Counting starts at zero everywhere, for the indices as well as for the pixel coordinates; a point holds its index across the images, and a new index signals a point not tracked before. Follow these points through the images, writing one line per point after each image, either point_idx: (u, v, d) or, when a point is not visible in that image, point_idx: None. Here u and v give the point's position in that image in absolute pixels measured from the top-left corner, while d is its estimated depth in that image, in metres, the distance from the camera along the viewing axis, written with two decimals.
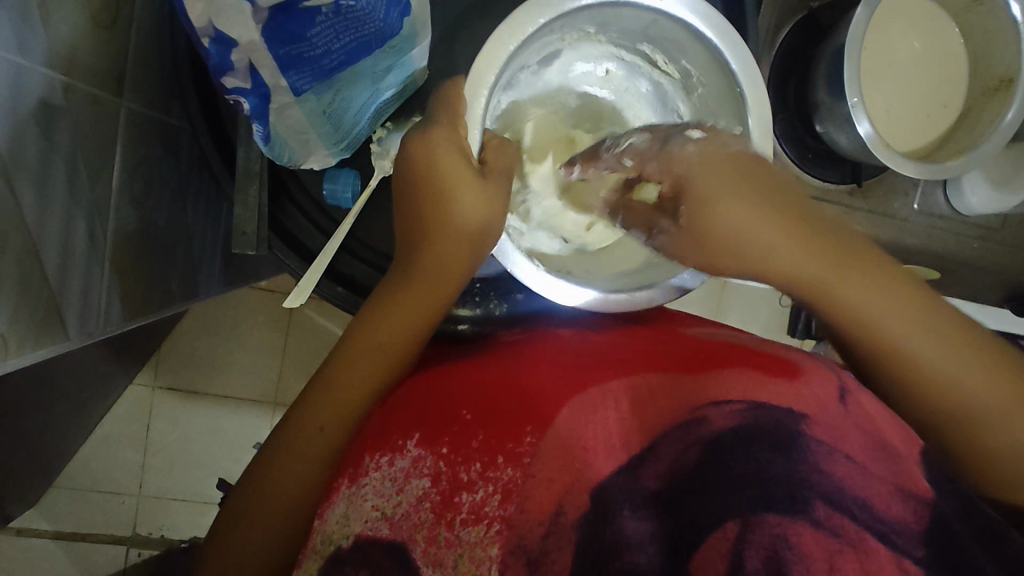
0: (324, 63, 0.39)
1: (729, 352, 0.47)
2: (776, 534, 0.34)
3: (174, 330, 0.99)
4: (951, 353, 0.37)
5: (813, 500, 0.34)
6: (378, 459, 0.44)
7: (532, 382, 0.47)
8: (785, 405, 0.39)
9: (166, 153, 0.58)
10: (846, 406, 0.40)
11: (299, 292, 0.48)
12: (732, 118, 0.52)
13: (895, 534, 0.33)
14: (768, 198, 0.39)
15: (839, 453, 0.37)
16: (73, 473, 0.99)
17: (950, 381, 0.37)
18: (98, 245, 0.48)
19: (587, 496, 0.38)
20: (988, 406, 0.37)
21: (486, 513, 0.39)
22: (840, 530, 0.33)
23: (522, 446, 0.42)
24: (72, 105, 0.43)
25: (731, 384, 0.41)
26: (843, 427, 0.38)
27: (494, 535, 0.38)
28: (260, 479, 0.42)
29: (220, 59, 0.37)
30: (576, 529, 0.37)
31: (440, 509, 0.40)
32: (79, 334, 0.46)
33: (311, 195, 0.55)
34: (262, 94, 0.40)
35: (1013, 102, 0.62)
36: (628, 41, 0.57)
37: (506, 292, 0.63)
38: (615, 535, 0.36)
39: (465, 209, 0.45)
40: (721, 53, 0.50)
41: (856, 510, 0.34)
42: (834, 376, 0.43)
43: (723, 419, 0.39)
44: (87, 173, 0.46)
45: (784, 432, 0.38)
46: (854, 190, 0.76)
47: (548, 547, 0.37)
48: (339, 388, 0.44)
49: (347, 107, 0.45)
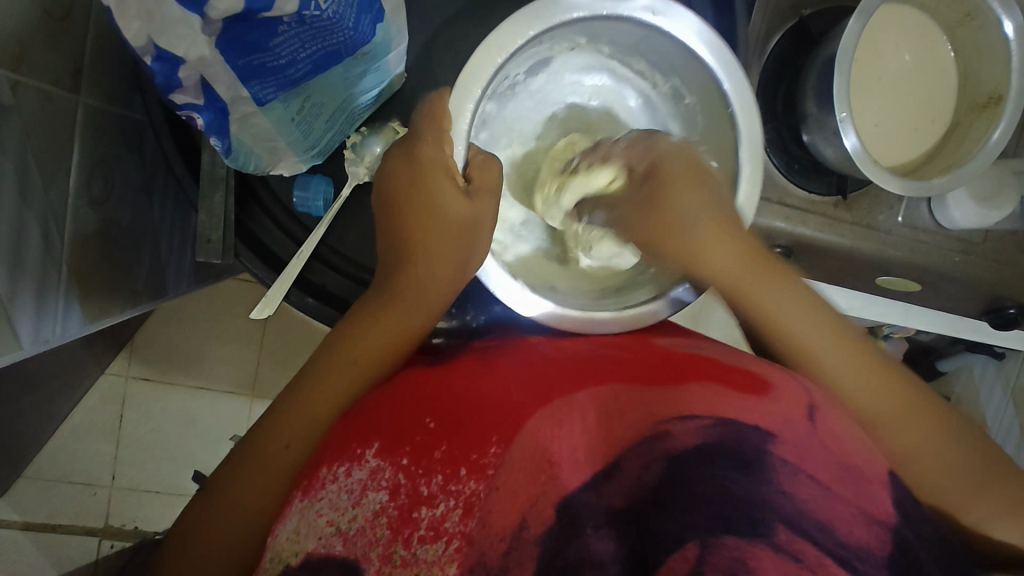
0: (290, 73, 0.37)
1: (707, 368, 0.45)
2: (734, 558, 0.30)
3: (147, 321, 0.96)
4: (860, 372, 0.45)
5: (773, 523, 0.32)
6: (336, 469, 0.40)
7: (500, 390, 0.45)
8: (748, 422, 0.37)
9: (129, 151, 0.55)
10: (813, 424, 0.38)
11: (267, 303, 0.48)
12: (724, 144, 0.52)
13: (856, 560, 0.31)
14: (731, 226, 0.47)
15: (803, 473, 0.34)
16: (42, 464, 0.96)
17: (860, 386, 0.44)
18: (54, 249, 0.45)
19: (551, 511, 0.35)
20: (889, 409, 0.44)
21: (446, 529, 0.36)
22: (802, 554, 0.31)
23: (487, 457, 0.38)
24: (22, 105, 0.40)
25: (697, 401, 0.39)
26: (809, 447, 0.36)
27: (453, 553, 0.35)
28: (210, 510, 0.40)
29: (167, 77, 0.35)
30: (539, 545, 0.34)
31: (397, 526, 0.36)
32: (33, 343, 0.44)
33: (279, 201, 0.53)
34: (217, 110, 0.38)
35: (1000, 121, 0.62)
36: (623, 55, 0.57)
37: (482, 304, 0.61)
38: (577, 552, 0.33)
39: (450, 206, 0.47)
40: (711, 72, 0.50)
41: (818, 534, 0.32)
42: (801, 392, 0.41)
43: (690, 436, 0.36)
44: (40, 173, 0.43)
45: (750, 452, 0.35)
46: (839, 202, 0.74)
47: (509, 564, 0.33)
48: (311, 403, 0.43)
49: (316, 114, 0.43)
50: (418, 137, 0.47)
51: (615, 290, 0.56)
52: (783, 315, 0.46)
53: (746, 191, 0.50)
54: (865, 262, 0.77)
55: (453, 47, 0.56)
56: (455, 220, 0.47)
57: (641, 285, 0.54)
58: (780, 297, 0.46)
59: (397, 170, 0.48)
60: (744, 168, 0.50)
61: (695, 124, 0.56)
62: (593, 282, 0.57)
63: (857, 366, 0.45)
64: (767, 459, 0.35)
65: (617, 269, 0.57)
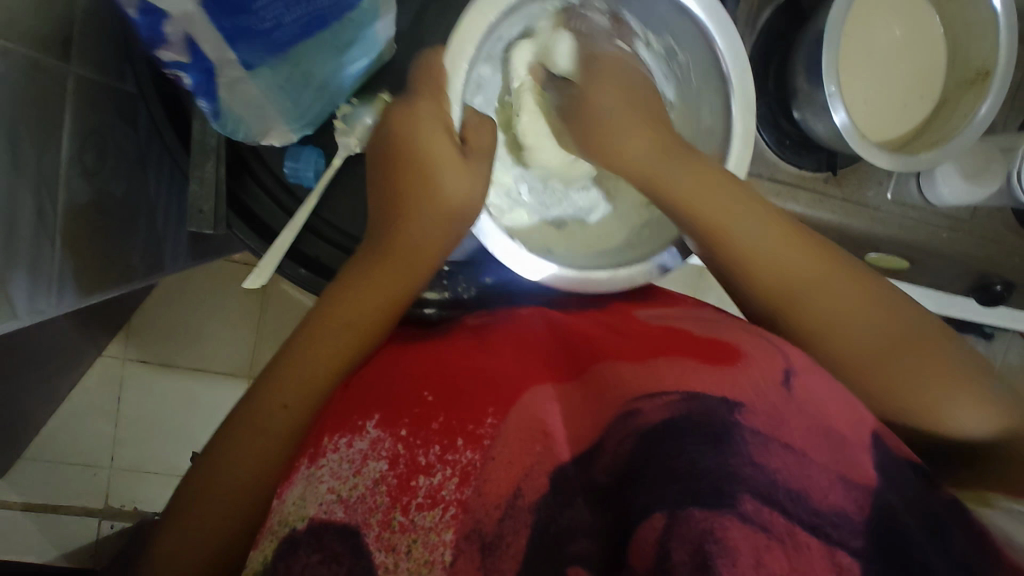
0: (275, 37, 0.38)
1: (683, 341, 0.45)
2: (703, 530, 0.31)
3: (144, 301, 0.97)
4: (792, 259, 0.46)
5: (742, 494, 0.32)
6: (337, 439, 0.41)
7: (493, 363, 0.46)
8: (718, 396, 0.36)
9: (122, 124, 0.55)
10: (788, 391, 0.38)
11: (260, 272, 0.48)
12: (715, 96, 0.53)
13: (831, 527, 0.32)
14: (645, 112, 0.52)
15: (775, 442, 0.34)
16: (41, 444, 0.97)
17: (781, 270, 0.46)
18: (47, 221, 0.46)
19: (546, 479, 0.36)
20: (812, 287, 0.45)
21: (443, 497, 0.37)
22: (770, 524, 0.31)
23: (483, 427, 0.39)
24: (12, 74, 0.40)
25: (670, 376, 0.39)
26: (786, 414, 0.36)
27: (449, 520, 0.36)
28: (207, 476, 0.40)
29: (152, 31, 0.36)
30: (533, 514, 0.35)
31: (396, 493, 0.37)
32: (28, 313, 0.44)
33: (273, 173, 0.53)
34: (204, 70, 0.39)
35: (988, 96, 0.62)
36: (614, 8, 0.57)
37: (473, 273, 0.61)
38: (568, 520, 0.35)
39: (450, 186, 0.48)
40: (705, 30, 0.50)
41: (789, 504, 0.32)
42: (779, 357, 0.40)
43: (657, 413, 0.37)
44: (31, 143, 0.43)
45: (716, 422, 0.35)
46: (829, 178, 0.75)
47: (504, 530, 0.35)
48: (293, 372, 0.43)
49: (306, 81, 0.44)
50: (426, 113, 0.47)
51: (613, 251, 0.55)
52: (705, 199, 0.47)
53: (738, 147, 0.51)
54: (856, 238, 0.78)
55: (444, 21, 0.56)
56: (447, 207, 0.49)
57: (634, 247, 0.55)
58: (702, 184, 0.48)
59: (395, 133, 0.48)
60: (733, 104, 0.51)
61: (687, 83, 0.57)
62: (592, 247, 0.56)
63: (783, 250, 0.46)
64: (735, 430, 0.34)
65: (609, 236, 0.58)
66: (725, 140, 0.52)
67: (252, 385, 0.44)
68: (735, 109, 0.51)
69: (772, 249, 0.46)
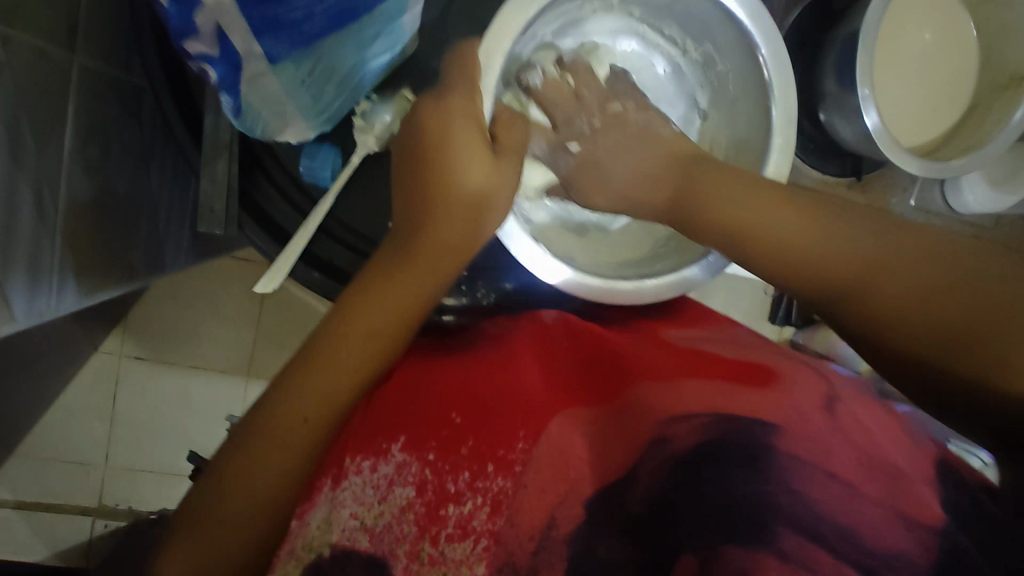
0: (305, 29, 0.35)
1: (726, 362, 0.44)
2: (738, 568, 0.30)
3: (143, 297, 0.94)
4: (802, 224, 0.40)
5: (779, 529, 0.31)
6: (360, 462, 0.39)
7: (522, 380, 0.43)
8: (755, 418, 0.36)
9: (127, 116, 0.53)
10: (833, 416, 0.38)
11: (271, 277, 0.44)
12: (755, 107, 0.51)
13: (884, 568, 0.30)
14: (650, 150, 0.49)
15: (820, 471, 0.34)
16: (34, 442, 0.94)
17: (802, 243, 0.39)
18: (49, 217, 0.43)
19: (581, 510, 0.35)
20: (843, 249, 0.37)
21: (474, 527, 0.35)
22: (811, 562, 0.30)
23: (514, 452, 0.37)
24: (15, 62, 0.38)
25: (704, 396, 0.38)
26: (828, 441, 0.35)
27: (481, 552, 0.34)
28: (211, 501, 0.37)
29: (183, 21, 0.34)
30: (569, 545, 0.34)
31: (425, 523, 0.35)
32: (27, 315, 0.42)
33: (286, 172, 0.51)
34: (230, 64, 0.37)
35: (1022, 101, 0.60)
36: (654, 18, 0.55)
37: (494, 278, 0.59)
38: (609, 551, 0.33)
39: (473, 173, 0.44)
40: (752, 39, 0.48)
41: (834, 541, 0.31)
42: (822, 385, 0.42)
43: (690, 437, 0.36)
44: (33, 135, 0.41)
45: (761, 452, 0.34)
46: (853, 183, 0.73)
47: (538, 564, 0.33)
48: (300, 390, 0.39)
49: (329, 76, 0.42)
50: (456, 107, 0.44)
51: (638, 262, 0.54)
52: (713, 195, 0.43)
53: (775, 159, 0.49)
54: None
55: (468, 14, 0.54)
56: (467, 200, 0.44)
57: (664, 255, 0.53)
58: (716, 180, 0.44)
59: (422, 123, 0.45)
60: (774, 113, 0.49)
61: (724, 93, 0.55)
62: (617, 256, 0.55)
63: (793, 216, 0.40)
64: (771, 452, 0.34)
65: (636, 245, 0.56)
66: (763, 153, 0.50)
67: (262, 395, 0.40)
68: (776, 118, 0.49)
69: (786, 221, 0.40)
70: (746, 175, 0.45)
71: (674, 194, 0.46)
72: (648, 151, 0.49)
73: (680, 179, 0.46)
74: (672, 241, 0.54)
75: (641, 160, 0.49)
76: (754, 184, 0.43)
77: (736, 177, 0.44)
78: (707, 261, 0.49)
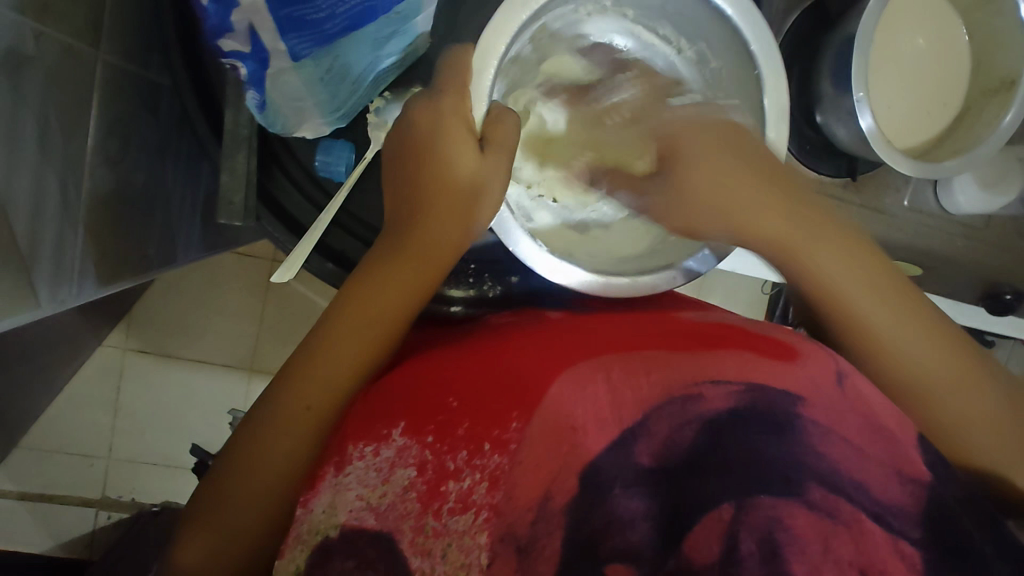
0: (327, 27, 0.38)
1: (738, 335, 0.45)
2: (769, 516, 0.33)
3: (151, 290, 0.96)
4: (887, 307, 0.43)
5: (808, 482, 0.34)
6: (362, 448, 0.40)
7: (514, 362, 0.44)
8: (780, 388, 0.38)
9: (145, 111, 0.54)
10: (843, 389, 0.39)
11: (289, 266, 0.45)
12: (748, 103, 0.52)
13: (891, 515, 0.34)
14: (737, 170, 0.46)
15: (835, 435, 0.36)
16: (40, 432, 0.96)
17: (882, 329, 0.43)
18: (72, 209, 0.45)
19: (576, 479, 0.35)
20: (913, 348, 0.42)
21: (474, 501, 0.36)
22: (836, 509, 0.33)
23: (508, 432, 0.38)
24: (44, 55, 0.39)
25: (729, 366, 0.40)
26: (839, 408, 0.37)
27: (482, 523, 0.35)
28: (226, 487, 0.40)
29: (219, 19, 0.36)
30: (565, 514, 0.35)
31: (426, 499, 0.37)
32: (51, 301, 0.43)
33: (302, 165, 0.53)
34: (259, 60, 0.39)
35: (1013, 105, 0.62)
36: (648, 19, 0.58)
37: (500, 273, 0.61)
38: (603, 515, 0.35)
39: (461, 162, 0.45)
40: (740, 33, 0.50)
41: (852, 491, 0.34)
42: (830, 357, 0.41)
43: (722, 399, 0.38)
44: (60, 129, 0.42)
45: (780, 415, 0.37)
46: (848, 184, 0.75)
47: (537, 533, 0.35)
48: (304, 384, 0.42)
49: (347, 74, 0.43)
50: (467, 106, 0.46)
51: (633, 259, 0.54)
52: (807, 249, 0.44)
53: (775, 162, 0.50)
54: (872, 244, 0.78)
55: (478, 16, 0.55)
56: (455, 180, 0.45)
57: (658, 254, 0.54)
58: (798, 228, 0.45)
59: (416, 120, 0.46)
60: (766, 103, 0.50)
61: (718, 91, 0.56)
62: (611, 254, 0.55)
63: (879, 297, 0.43)
64: (797, 420, 0.36)
65: (630, 243, 0.56)
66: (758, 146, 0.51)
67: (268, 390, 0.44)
68: (768, 110, 0.50)
69: (873, 299, 0.43)
70: (829, 226, 0.46)
71: (753, 234, 0.46)
72: (729, 168, 0.46)
73: (759, 217, 0.45)
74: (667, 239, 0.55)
75: (726, 183, 0.46)
76: (838, 242, 0.45)
77: (823, 229, 0.45)
78: (701, 256, 0.51)
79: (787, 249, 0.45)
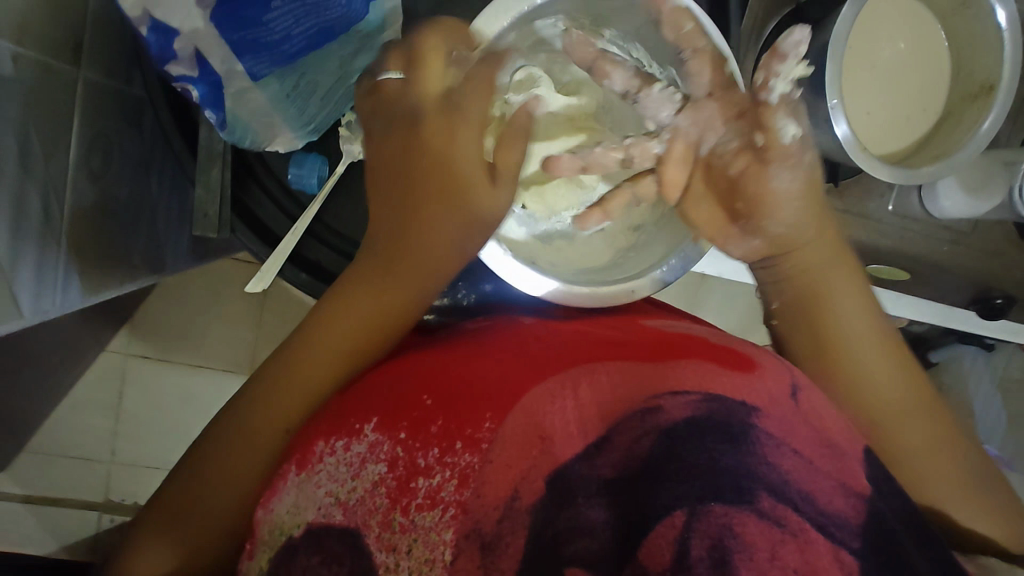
0: (284, 48, 0.41)
1: (699, 346, 0.46)
2: (722, 524, 0.33)
3: (148, 298, 0.97)
4: (868, 335, 0.49)
5: (759, 492, 0.34)
6: (334, 443, 0.41)
7: (481, 368, 0.45)
8: (737, 399, 0.39)
9: (128, 126, 0.56)
10: (797, 402, 0.40)
11: (262, 277, 0.51)
12: None
13: (834, 527, 0.35)
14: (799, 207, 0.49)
15: (786, 446, 0.37)
16: (42, 437, 0.98)
17: (858, 353, 0.48)
18: (55, 223, 0.46)
19: (545, 480, 0.36)
20: (878, 374, 0.48)
21: (442, 497, 0.37)
22: (785, 519, 0.34)
23: (481, 431, 0.39)
24: (24, 77, 0.41)
25: (694, 377, 0.40)
26: (791, 420, 0.39)
27: (449, 520, 0.36)
28: (192, 489, 0.42)
29: (162, 49, 0.41)
30: (531, 515, 0.35)
31: (396, 495, 0.38)
32: (34, 313, 0.44)
33: (277, 179, 0.54)
34: (211, 83, 0.43)
35: (991, 109, 0.62)
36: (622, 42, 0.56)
37: (475, 281, 0.61)
38: (569, 517, 0.35)
39: (495, 199, 0.45)
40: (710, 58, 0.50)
41: (800, 502, 0.35)
42: (787, 371, 0.43)
43: (679, 410, 0.38)
44: (41, 146, 0.44)
45: (736, 425, 0.37)
46: (831, 189, 0.75)
47: (502, 531, 0.35)
48: (273, 390, 0.44)
49: (312, 92, 0.47)
50: (461, 114, 0.45)
51: (597, 270, 0.55)
52: (817, 275, 0.49)
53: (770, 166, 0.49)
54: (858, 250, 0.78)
55: None
56: (476, 212, 0.45)
57: (620, 266, 0.55)
58: (817, 256, 0.49)
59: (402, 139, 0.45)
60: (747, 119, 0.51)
61: None
62: (573, 262, 0.56)
63: (863, 325, 0.49)
64: (750, 432, 0.37)
65: (595, 254, 0.57)
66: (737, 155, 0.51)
67: (239, 395, 0.46)
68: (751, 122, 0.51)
69: (858, 326, 0.49)
70: (845, 260, 0.50)
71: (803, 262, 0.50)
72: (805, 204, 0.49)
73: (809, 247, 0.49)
74: (631, 252, 0.57)
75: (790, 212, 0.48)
76: (845, 278, 0.50)
77: (836, 262, 0.50)
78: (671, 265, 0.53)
79: (803, 271, 0.50)
